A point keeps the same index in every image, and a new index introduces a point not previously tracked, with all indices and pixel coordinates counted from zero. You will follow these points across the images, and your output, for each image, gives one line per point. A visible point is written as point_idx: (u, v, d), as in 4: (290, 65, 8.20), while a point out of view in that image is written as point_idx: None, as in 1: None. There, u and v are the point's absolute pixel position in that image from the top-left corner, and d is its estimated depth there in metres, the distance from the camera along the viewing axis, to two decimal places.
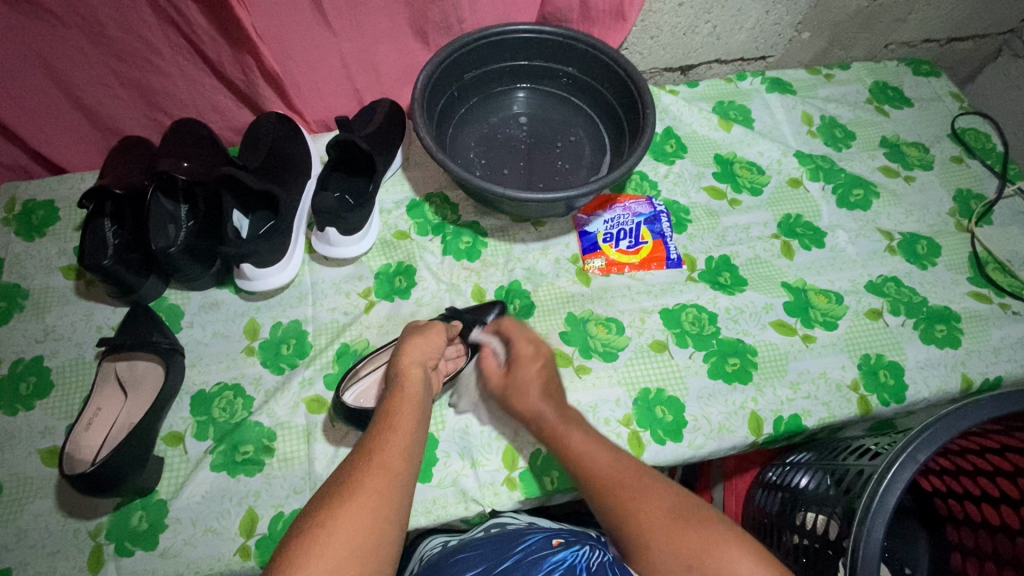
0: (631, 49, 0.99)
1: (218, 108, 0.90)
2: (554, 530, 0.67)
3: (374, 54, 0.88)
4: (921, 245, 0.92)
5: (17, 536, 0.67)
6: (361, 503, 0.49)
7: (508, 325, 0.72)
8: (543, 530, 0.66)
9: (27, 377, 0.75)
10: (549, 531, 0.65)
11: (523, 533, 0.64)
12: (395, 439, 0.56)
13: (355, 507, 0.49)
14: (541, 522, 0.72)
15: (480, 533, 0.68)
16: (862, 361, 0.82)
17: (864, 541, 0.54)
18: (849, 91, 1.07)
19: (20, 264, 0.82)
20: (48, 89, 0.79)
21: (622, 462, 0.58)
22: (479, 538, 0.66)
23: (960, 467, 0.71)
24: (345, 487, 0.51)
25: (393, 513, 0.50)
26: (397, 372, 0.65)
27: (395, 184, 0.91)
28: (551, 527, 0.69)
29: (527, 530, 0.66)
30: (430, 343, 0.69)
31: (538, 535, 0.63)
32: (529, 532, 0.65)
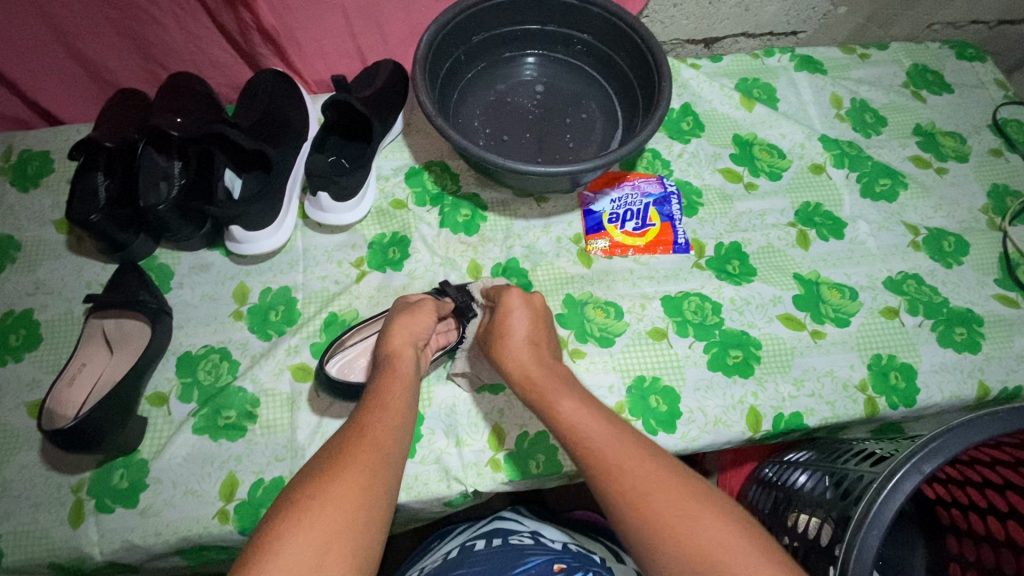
0: (651, 17, 0.93)
1: (216, 63, 0.87)
2: (558, 551, 0.66)
3: (378, 12, 0.83)
4: (948, 242, 0.86)
5: (1, 486, 0.67)
6: (354, 480, 0.48)
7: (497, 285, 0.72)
8: (546, 551, 0.64)
9: (16, 329, 0.75)
10: (552, 553, 0.64)
11: (523, 556, 0.63)
12: (391, 419, 0.55)
13: (347, 482, 0.47)
14: (545, 536, 0.71)
15: (482, 543, 0.68)
16: (873, 361, 0.78)
17: (856, 550, 0.51)
18: (885, 73, 0.99)
19: (14, 214, 0.81)
20: (41, 35, 0.77)
21: (616, 440, 0.53)
22: (480, 551, 0.66)
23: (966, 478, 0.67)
24: (336, 462, 0.49)
25: (384, 492, 0.49)
26: (389, 351, 0.63)
27: (395, 151, 0.88)
28: (555, 544, 0.68)
29: (530, 550, 0.65)
30: (420, 321, 0.67)
31: (539, 559, 0.62)
32: (529, 554, 0.64)
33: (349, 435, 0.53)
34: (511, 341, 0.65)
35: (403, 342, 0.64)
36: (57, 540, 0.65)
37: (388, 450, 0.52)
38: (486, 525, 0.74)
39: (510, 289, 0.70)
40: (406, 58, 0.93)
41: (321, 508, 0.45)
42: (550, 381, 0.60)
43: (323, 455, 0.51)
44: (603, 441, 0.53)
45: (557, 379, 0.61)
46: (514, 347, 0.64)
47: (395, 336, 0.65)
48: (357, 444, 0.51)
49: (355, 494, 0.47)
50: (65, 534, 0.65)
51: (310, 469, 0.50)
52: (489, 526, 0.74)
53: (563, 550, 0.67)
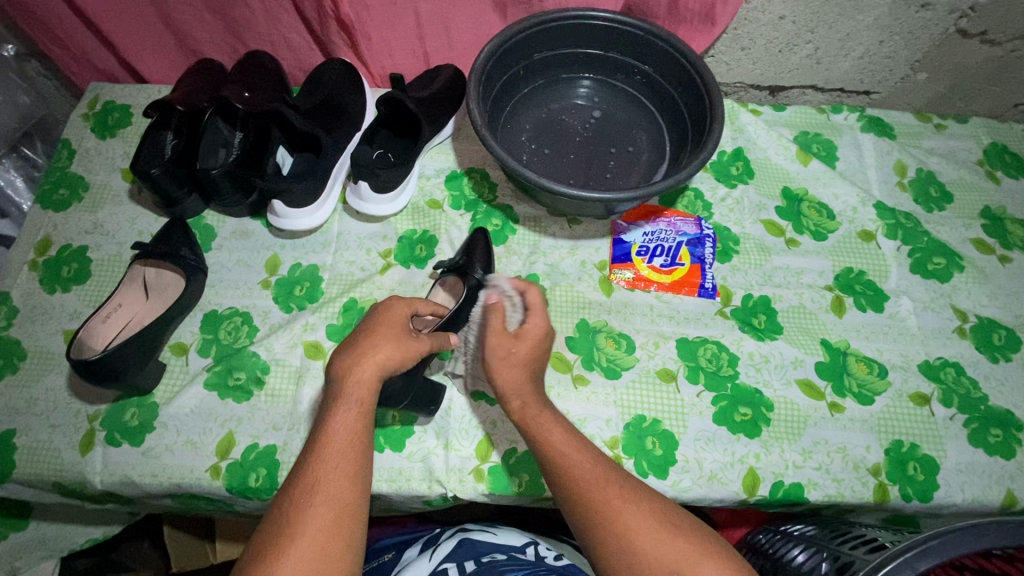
0: (717, 57, 0.92)
1: (290, 46, 0.92)
2: (533, 564, 0.67)
3: (447, 18, 0.86)
4: (998, 335, 0.80)
5: (28, 402, 0.73)
6: (337, 485, 0.52)
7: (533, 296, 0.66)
8: (524, 567, 0.65)
9: (70, 262, 0.81)
10: (529, 568, 0.64)
11: (502, 570, 0.63)
12: (361, 422, 0.57)
13: (330, 487, 0.52)
14: (513, 551, 0.70)
15: (454, 565, 0.66)
16: (892, 448, 0.73)
17: None
18: (959, 147, 0.94)
19: (88, 158, 0.88)
20: (141, 1, 0.83)
21: (596, 466, 0.57)
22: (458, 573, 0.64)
23: None
24: (320, 461, 0.54)
25: (359, 486, 0.53)
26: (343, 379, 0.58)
27: (440, 153, 0.90)
28: (527, 557, 0.69)
29: (508, 566, 0.65)
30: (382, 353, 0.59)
31: (520, 573, 0.62)
32: (507, 568, 0.63)
33: (324, 429, 0.56)
34: (520, 368, 0.63)
35: (398, 334, 0.61)
36: (66, 462, 0.70)
37: (359, 441, 0.55)
38: (453, 538, 0.72)
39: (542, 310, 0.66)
40: (468, 65, 0.95)
41: (309, 515, 0.50)
42: (534, 400, 0.63)
43: (312, 451, 0.55)
44: (582, 469, 0.57)
45: (547, 411, 0.62)
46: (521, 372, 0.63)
47: (400, 344, 0.60)
48: (332, 445, 0.55)
49: (340, 496, 0.52)
50: (74, 458, 0.70)
51: (302, 467, 0.54)
52: (457, 537, 0.72)
53: (536, 564, 0.67)
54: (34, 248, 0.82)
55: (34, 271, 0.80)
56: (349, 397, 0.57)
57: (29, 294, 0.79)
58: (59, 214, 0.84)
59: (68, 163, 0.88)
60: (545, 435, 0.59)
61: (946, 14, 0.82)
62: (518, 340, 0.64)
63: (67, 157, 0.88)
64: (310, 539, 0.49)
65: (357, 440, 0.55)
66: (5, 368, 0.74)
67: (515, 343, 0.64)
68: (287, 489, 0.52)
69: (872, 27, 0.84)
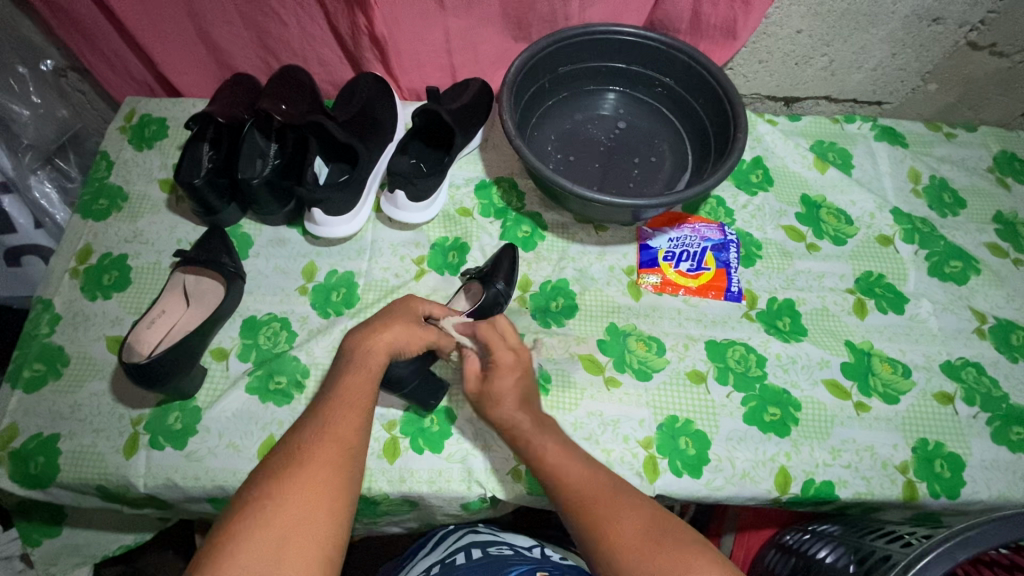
0: (735, 69, 0.95)
1: (323, 61, 0.95)
2: (538, 559, 0.68)
3: (476, 34, 0.89)
4: (1016, 335, 0.83)
5: (72, 407, 0.74)
6: (343, 432, 0.56)
7: (485, 329, 0.67)
8: (528, 561, 0.67)
9: (110, 270, 0.83)
10: (534, 563, 0.66)
11: (507, 563, 0.65)
12: (371, 389, 0.61)
13: (336, 432, 0.56)
14: (523, 547, 0.73)
15: (463, 557, 0.69)
16: (918, 446, 0.75)
17: None
18: (970, 154, 0.97)
19: (126, 169, 0.90)
20: (182, 19, 0.86)
21: (590, 479, 0.59)
22: (463, 564, 0.67)
23: None
24: (331, 411, 0.58)
25: (361, 436, 0.57)
26: (355, 351, 0.64)
27: (469, 163, 0.92)
28: (533, 554, 0.71)
29: (512, 559, 0.67)
30: (394, 330, 0.66)
31: (522, 566, 0.64)
32: (512, 562, 0.65)
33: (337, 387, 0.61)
34: (507, 377, 0.65)
35: (409, 319, 0.68)
36: (111, 465, 0.71)
37: (367, 400, 0.60)
38: (462, 539, 0.75)
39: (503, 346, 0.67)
40: (494, 79, 0.98)
41: (313, 451, 0.54)
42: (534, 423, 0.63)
43: (325, 403, 0.60)
44: (578, 485, 0.58)
45: (540, 424, 0.63)
46: (508, 384, 0.65)
47: (408, 326, 0.67)
48: (344, 398, 0.60)
49: (344, 440, 0.56)
50: (118, 462, 0.71)
51: (315, 414, 0.59)
52: (466, 539, 0.75)
53: (541, 560, 0.69)
54: (75, 256, 0.84)
55: (75, 278, 0.82)
56: (362, 362, 0.63)
57: (71, 301, 0.80)
58: (99, 223, 0.86)
59: (106, 174, 0.90)
60: (538, 450, 0.61)
61: (956, 28, 0.85)
62: (496, 362, 0.66)
63: (106, 168, 0.91)
64: (312, 472, 0.52)
65: (365, 397, 0.60)
66: (49, 374, 0.75)
67: (490, 376, 0.65)
68: (297, 435, 0.57)
69: (885, 41, 0.88)
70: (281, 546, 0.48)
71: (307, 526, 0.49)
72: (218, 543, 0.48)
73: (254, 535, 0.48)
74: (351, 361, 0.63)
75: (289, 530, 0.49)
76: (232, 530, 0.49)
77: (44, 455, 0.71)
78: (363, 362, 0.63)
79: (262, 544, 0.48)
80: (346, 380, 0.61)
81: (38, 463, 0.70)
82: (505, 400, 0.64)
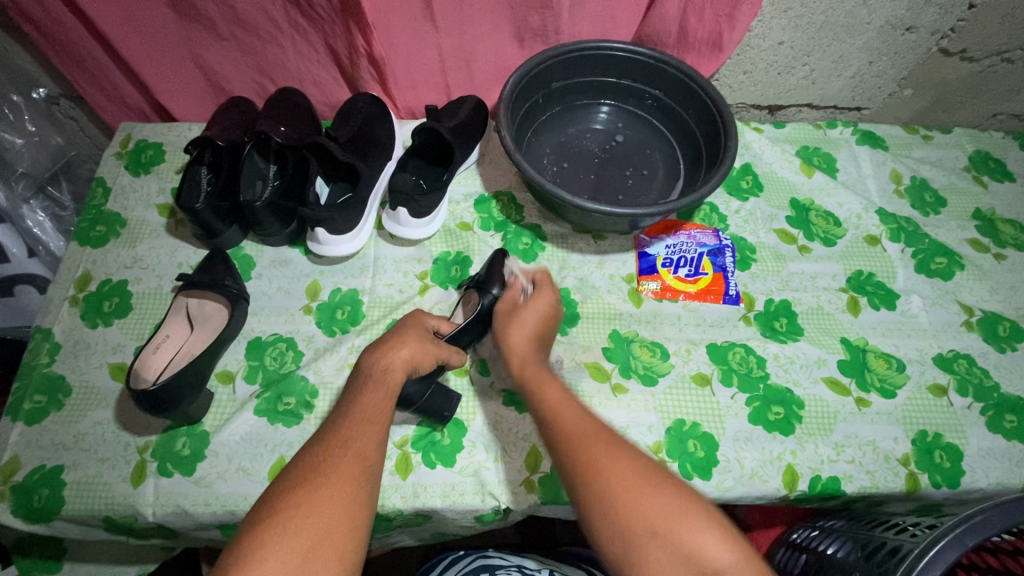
0: (721, 81, 0.98)
1: (318, 83, 0.96)
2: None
3: (470, 53, 0.91)
4: (1003, 326, 0.86)
5: (75, 437, 0.73)
6: (364, 449, 0.57)
7: (543, 276, 0.76)
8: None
9: (110, 296, 0.82)
10: None
11: None
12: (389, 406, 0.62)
13: (358, 449, 0.56)
14: (529, 567, 0.76)
15: None
16: (918, 438, 0.77)
17: None
18: (947, 155, 1.02)
19: (123, 195, 0.90)
20: (178, 46, 0.87)
21: (586, 422, 0.60)
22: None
23: None
24: (350, 427, 0.58)
25: (379, 454, 0.58)
26: (373, 370, 0.64)
27: (467, 178, 0.94)
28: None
29: None
30: (407, 349, 0.66)
31: None
32: None
33: (355, 404, 0.61)
34: (527, 323, 0.71)
35: (420, 338, 0.69)
36: (118, 495, 0.70)
37: (385, 418, 0.60)
38: (471, 564, 0.77)
39: (552, 286, 0.75)
40: (488, 96, 1.00)
41: (335, 467, 0.54)
42: (531, 365, 0.67)
43: (344, 420, 0.59)
44: (573, 424, 0.60)
45: (545, 375, 0.66)
46: (524, 335, 0.69)
47: (421, 342, 0.68)
48: (363, 415, 0.60)
49: (364, 457, 0.56)
50: (126, 490, 0.70)
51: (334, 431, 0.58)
52: (476, 563, 0.77)
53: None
54: (74, 284, 0.83)
55: (75, 306, 0.81)
56: (381, 377, 0.63)
57: (71, 330, 0.80)
58: (97, 250, 0.85)
59: (103, 200, 0.90)
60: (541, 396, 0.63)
61: (928, 36, 0.90)
62: (525, 302, 0.73)
63: (102, 195, 0.90)
64: (334, 488, 0.52)
65: (384, 413, 0.61)
66: (51, 404, 0.74)
67: (525, 301, 0.73)
68: (317, 449, 0.56)
69: (863, 50, 0.92)
70: (306, 557, 0.48)
71: (332, 540, 0.49)
72: (244, 550, 0.48)
73: (278, 549, 0.48)
74: (371, 376, 0.64)
75: (313, 543, 0.48)
76: (255, 542, 0.48)
77: (48, 488, 0.70)
78: (385, 379, 0.63)
79: (287, 556, 0.47)
80: (366, 396, 0.62)
81: (42, 497, 0.69)
82: (521, 330, 0.70)
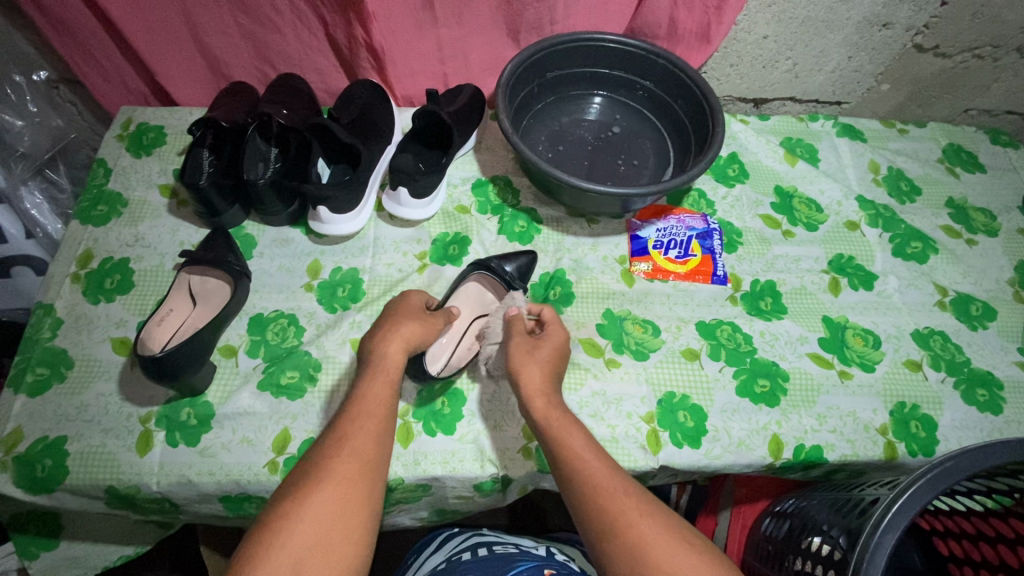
0: (709, 74, 1.03)
1: (319, 70, 0.98)
2: (544, 558, 0.74)
3: (468, 42, 0.94)
4: (975, 307, 0.91)
5: (78, 409, 0.74)
6: (360, 447, 0.58)
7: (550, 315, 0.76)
8: (534, 558, 0.72)
9: (112, 273, 0.83)
10: (541, 560, 0.72)
11: (514, 560, 0.71)
12: (390, 402, 0.64)
13: (355, 448, 0.58)
14: (524, 545, 0.79)
15: (468, 555, 0.74)
16: (896, 409, 0.81)
17: (870, 552, 0.55)
18: (922, 147, 1.07)
19: (125, 175, 0.91)
20: (181, 31, 0.88)
21: (613, 480, 0.59)
22: (469, 560, 0.72)
23: (963, 530, 0.72)
24: (348, 426, 0.60)
25: (380, 453, 0.59)
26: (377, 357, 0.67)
27: (465, 163, 0.97)
28: (539, 552, 0.76)
29: (518, 556, 0.73)
30: (406, 327, 0.70)
31: (529, 563, 0.70)
32: (519, 559, 0.71)
33: (356, 400, 0.63)
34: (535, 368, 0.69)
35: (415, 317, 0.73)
36: (123, 464, 0.71)
37: (384, 413, 0.62)
38: (466, 541, 0.80)
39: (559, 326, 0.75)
40: (485, 85, 1.03)
41: (335, 469, 0.56)
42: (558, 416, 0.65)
43: (342, 419, 0.61)
44: (601, 480, 0.59)
45: (569, 421, 0.65)
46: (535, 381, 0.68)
47: (416, 322, 0.72)
48: (362, 414, 0.61)
49: (363, 459, 0.58)
50: (131, 459, 0.71)
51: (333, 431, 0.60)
52: (471, 541, 0.79)
53: (547, 558, 0.74)
54: (75, 261, 0.84)
55: (77, 283, 0.82)
56: (378, 372, 0.66)
57: (73, 305, 0.80)
58: (99, 229, 0.86)
59: (104, 181, 0.91)
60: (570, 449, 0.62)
61: (903, 32, 0.95)
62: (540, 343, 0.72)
63: (103, 175, 0.91)
64: (333, 488, 0.54)
65: (382, 408, 0.63)
66: (53, 377, 0.75)
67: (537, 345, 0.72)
68: (318, 451, 0.58)
69: (842, 45, 0.97)
70: (304, 560, 0.49)
71: (330, 541, 0.51)
72: (251, 548, 0.50)
73: (279, 547, 0.50)
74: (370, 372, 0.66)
75: (314, 543, 0.51)
76: (259, 542, 0.50)
77: (51, 458, 0.70)
78: (383, 372, 0.65)
79: (284, 558, 0.49)
80: (364, 394, 0.63)
81: (45, 467, 0.70)
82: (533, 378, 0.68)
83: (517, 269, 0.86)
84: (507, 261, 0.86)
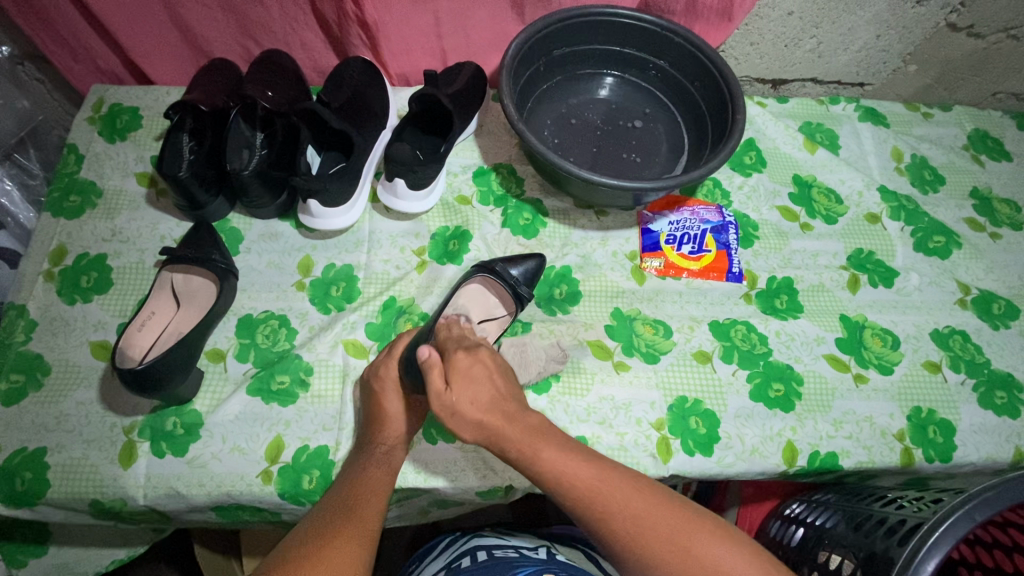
0: (727, 52, 0.96)
1: (306, 46, 0.90)
2: (545, 561, 0.71)
3: (468, 17, 0.87)
4: (997, 305, 0.87)
5: (57, 419, 0.69)
6: (366, 511, 0.60)
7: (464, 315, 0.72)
8: (534, 563, 0.69)
9: (89, 271, 0.78)
10: (541, 565, 0.68)
11: (515, 566, 0.67)
12: (393, 462, 0.66)
13: (362, 514, 0.60)
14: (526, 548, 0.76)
15: (468, 561, 0.71)
16: (913, 414, 0.78)
17: None
18: (946, 133, 1.01)
19: (98, 163, 0.85)
20: (152, 3, 0.80)
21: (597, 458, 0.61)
22: (469, 567, 0.69)
23: None
24: (351, 491, 0.62)
25: (377, 517, 0.60)
26: (374, 417, 0.68)
27: (465, 149, 0.91)
28: (539, 555, 0.73)
29: (518, 561, 0.69)
30: (390, 403, 0.68)
31: (529, 568, 0.67)
32: (519, 565, 0.68)
33: (358, 474, 0.64)
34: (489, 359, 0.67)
35: (396, 389, 0.69)
36: (107, 477, 0.67)
37: (386, 475, 0.65)
38: (465, 545, 0.77)
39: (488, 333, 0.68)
40: (486, 63, 0.96)
41: (345, 526, 0.58)
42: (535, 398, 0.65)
43: (344, 486, 0.63)
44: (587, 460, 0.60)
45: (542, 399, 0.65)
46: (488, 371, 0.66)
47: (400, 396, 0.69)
48: (369, 481, 0.63)
49: (368, 521, 0.59)
50: (115, 472, 0.67)
51: (339, 496, 0.62)
52: (470, 544, 0.77)
53: (549, 561, 0.71)
54: (48, 258, 0.78)
55: (50, 281, 0.77)
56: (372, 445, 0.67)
57: (47, 306, 0.75)
58: (72, 221, 0.80)
59: (76, 169, 0.84)
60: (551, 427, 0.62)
61: (938, 9, 0.88)
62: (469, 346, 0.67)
63: (75, 162, 0.84)
64: (341, 542, 0.56)
65: (385, 475, 0.65)
66: (29, 384, 0.71)
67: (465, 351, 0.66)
68: (323, 516, 0.59)
69: (871, 22, 0.90)
70: None
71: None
72: None
73: None
74: (372, 429, 0.68)
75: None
76: None
77: (30, 471, 0.66)
78: (382, 436, 0.67)
79: None
80: (368, 466, 0.65)
81: (24, 481, 0.66)
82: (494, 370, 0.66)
83: (524, 273, 0.79)
84: (513, 264, 0.79)
